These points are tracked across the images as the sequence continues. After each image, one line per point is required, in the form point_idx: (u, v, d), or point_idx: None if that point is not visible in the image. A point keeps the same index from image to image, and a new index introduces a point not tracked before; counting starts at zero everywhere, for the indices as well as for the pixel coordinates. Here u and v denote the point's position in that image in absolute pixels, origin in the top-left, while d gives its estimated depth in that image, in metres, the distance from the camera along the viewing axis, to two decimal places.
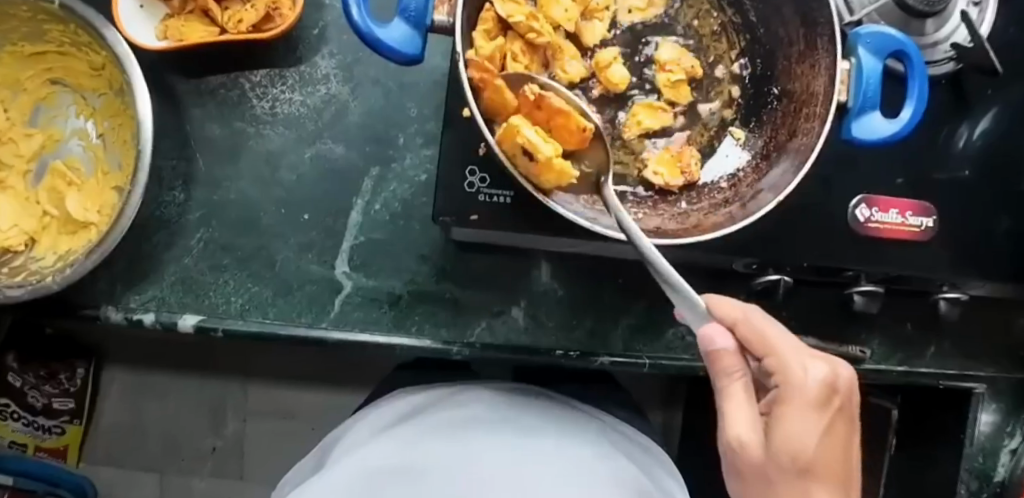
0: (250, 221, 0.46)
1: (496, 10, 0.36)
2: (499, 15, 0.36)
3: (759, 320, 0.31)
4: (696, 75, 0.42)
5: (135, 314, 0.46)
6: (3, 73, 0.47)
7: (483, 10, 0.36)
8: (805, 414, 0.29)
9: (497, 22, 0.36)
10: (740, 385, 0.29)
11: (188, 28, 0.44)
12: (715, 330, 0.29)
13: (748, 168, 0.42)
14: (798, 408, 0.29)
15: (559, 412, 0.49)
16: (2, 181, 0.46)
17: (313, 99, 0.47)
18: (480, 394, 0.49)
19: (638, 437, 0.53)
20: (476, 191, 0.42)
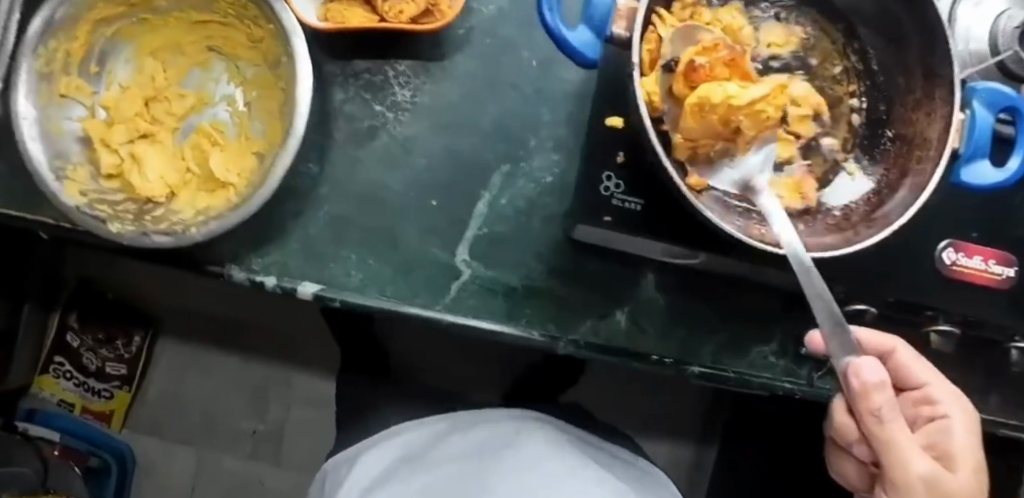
0: (380, 200, 0.49)
1: (660, 32, 0.39)
2: (661, 36, 0.39)
3: (906, 354, 0.44)
4: (822, 112, 0.45)
5: (258, 275, 0.48)
6: (168, 36, 0.50)
7: (648, 29, 0.39)
8: (962, 431, 0.41)
9: (659, 42, 0.40)
10: (899, 426, 0.36)
11: (350, 12, 0.47)
12: (867, 363, 0.35)
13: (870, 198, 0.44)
14: (959, 429, 0.41)
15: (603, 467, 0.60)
16: (152, 134, 0.49)
17: (452, 94, 0.50)
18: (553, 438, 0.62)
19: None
20: (610, 195, 0.45)
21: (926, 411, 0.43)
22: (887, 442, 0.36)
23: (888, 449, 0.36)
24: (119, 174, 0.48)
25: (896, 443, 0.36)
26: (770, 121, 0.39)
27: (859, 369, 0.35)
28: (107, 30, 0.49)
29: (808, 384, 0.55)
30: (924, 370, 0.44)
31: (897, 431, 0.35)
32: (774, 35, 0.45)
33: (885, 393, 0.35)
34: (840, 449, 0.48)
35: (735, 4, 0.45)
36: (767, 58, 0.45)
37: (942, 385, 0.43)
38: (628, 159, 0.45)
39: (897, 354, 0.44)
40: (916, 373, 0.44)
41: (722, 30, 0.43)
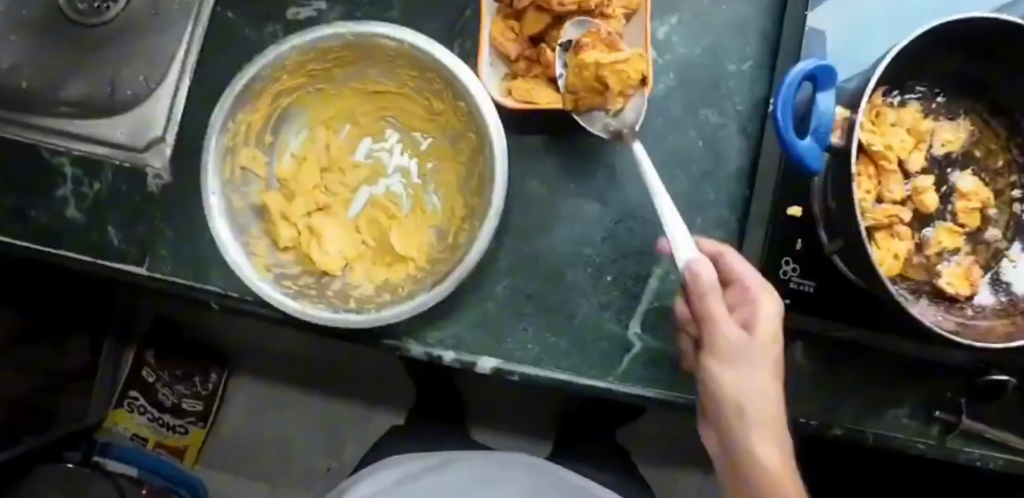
0: (555, 275, 0.50)
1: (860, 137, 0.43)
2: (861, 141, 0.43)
3: (736, 258, 0.42)
4: (989, 205, 0.48)
5: (437, 351, 0.49)
6: (342, 106, 0.50)
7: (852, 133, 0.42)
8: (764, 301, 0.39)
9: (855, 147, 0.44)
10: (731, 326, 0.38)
11: (534, 90, 0.48)
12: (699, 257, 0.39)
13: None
14: (767, 332, 0.38)
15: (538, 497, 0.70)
16: (328, 206, 0.50)
17: (625, 170, 0.50)
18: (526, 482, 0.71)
19: None
20: (788, 279, 0.48)
21: (772, 312, 0.38)
22: (715, 346, 0.38)
23: (713, 346, 0.38)
24: (294, 247, 0.49)
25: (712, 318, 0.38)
26: (634, 80, 0.44)
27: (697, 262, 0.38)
28: (285, 101, 0.49)
29: (938, 444, 0.56)
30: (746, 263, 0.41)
31: (716, 325, 0.38)
32: (948, 132, 0.48)
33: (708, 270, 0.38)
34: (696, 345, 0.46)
35: (913, 104, 0.47)
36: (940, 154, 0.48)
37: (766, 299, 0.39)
38: (806, 246, 0.48)
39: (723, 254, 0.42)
40: (735, 262, 0.41)
41: (907, 131, 0.46)
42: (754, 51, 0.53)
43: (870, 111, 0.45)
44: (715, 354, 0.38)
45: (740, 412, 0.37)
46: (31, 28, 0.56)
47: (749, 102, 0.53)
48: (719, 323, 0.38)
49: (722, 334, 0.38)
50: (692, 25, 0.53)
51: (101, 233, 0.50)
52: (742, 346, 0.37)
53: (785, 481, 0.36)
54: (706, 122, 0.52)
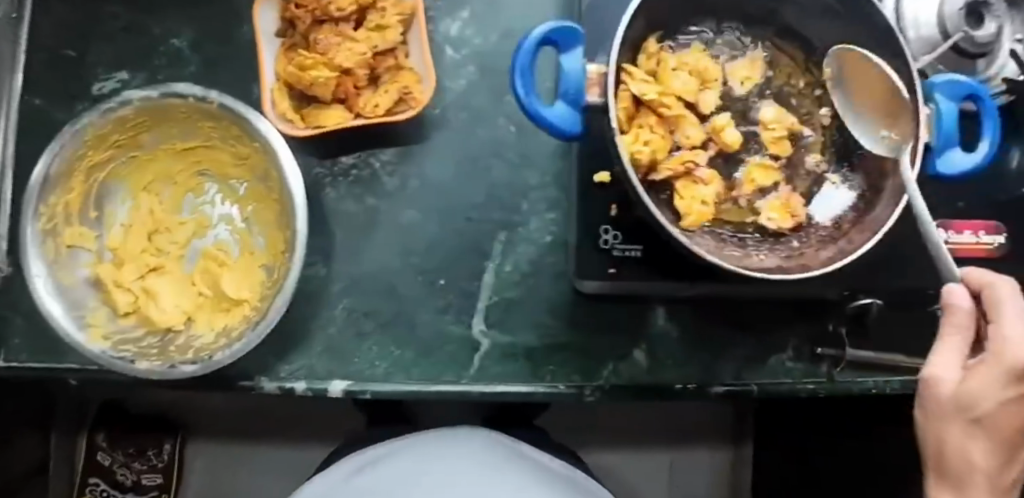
0: (390, 290, 0.51)
1: (632, 89, 0.41)
2: (634, 93, 0.41)
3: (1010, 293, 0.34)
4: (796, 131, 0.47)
5: (287, 383, 0.50)
6: (158, 168, 0.51)
7: (619, 90, 0.41)
8: (986, 368, 0.32)
9: (632, 99, 0.42)
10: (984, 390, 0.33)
11: (325, 114, 0.49)
12: (956, 289, 0.33)
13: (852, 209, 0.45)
14: (994, 377, 0.32)
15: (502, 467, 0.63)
16: (160, 266, 0.50)
17: (438, 173, 0.51)
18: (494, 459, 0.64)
19: None
20: (610, 248, 0.46)
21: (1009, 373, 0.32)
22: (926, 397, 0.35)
23: (936, 396, 0.34)
24: (136, 311, 0.49)
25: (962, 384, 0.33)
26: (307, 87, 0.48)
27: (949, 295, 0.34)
28: (99, 175, 0.49)
29: (829, 381, 0.54)
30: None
31: (933, 391, 0.34)
32: (742, 69, 0.47)
33: (959, 332, 0.33)
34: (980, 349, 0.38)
35: (696, 44, 0.46)
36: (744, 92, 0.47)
37: (1021, 350, 0.31)
38: (622, 210, 0.46)
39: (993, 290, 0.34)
40: (1010, 310, 0.33)
41: (689, 73, 0.44)
42: None
43: (646, 61, 0.43)
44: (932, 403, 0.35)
45: (946, 453, 0.36)
46: None
47: None
48: (943, 397, 0.33)
49: (930, 406, 0.34)
50: (485, 15, 0.53)
51: None
52: (964, 399, 0.33)
53: None
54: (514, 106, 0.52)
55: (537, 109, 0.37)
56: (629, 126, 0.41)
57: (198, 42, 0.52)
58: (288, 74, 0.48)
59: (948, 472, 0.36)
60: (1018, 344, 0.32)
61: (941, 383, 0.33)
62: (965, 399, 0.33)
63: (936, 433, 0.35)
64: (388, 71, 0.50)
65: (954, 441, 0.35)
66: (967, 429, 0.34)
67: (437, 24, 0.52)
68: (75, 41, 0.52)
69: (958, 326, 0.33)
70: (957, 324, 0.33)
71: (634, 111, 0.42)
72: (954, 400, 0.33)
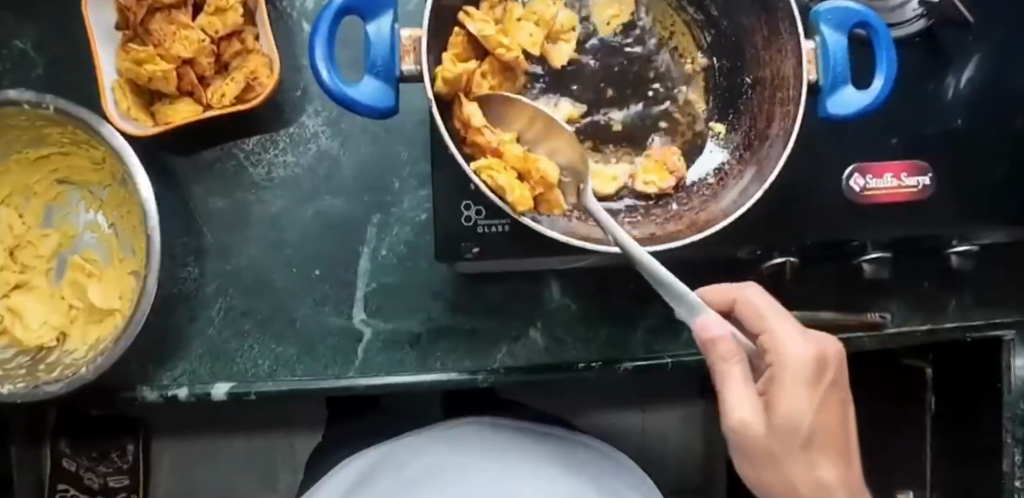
0: (265, 284, 0.48)
1: (468, 29, 0.36)
2: (470, 33, 0.36)
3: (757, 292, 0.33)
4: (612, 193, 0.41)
5: (169, 390, 0.47)
6: (12, 182, 0.49)
7: (454, 32, 0.36)
8: (799, 388, 0.29)
9: (467, 43, 0.37)
10: (785, 413, 0.29)
11: (173, 110, 0.46)
12: (709, 319, 0.27)
13: (725, 165, 0.42)
14: (797, 387, 0.29)
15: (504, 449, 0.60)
16: (26, 281, 0.49)
17: (305, 158, 0.48)
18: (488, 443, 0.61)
19: (616, 455, 0.67)
20: (474, 225, 0.41)
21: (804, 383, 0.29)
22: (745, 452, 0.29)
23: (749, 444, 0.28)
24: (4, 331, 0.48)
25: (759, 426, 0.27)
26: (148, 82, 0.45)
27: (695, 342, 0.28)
28: None
29: None
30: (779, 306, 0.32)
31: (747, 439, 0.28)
32: (608, 8, 0.43)
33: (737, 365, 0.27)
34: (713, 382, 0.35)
35: None
36: (613, 33, 0.43)
37: (795, 348, 0.30)
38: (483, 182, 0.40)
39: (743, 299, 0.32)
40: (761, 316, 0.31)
41: (537, 24, 0.39)
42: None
43: (490, 12, 0.38)
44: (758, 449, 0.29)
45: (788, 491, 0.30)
46: None
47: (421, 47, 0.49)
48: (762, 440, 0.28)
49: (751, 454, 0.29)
50: None
51: None
52: (784, 426, 0.29)
53: None
54: None
55: (342, 91, 0.33)
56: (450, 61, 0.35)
57: (42, 41, 0.49)
58: (125, 71, 0.44)
59: None
60: (791, 343, 0.30)
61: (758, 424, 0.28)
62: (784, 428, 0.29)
63: (777, 477, 0.30)
64: (236, 57, 0.46)
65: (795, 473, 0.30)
66: (802, 453, 0.30)
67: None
68: None
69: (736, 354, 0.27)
70: (729, 354, 0.27)
71: (467, 53, 0.37)
72: (772, 433, 0.28)
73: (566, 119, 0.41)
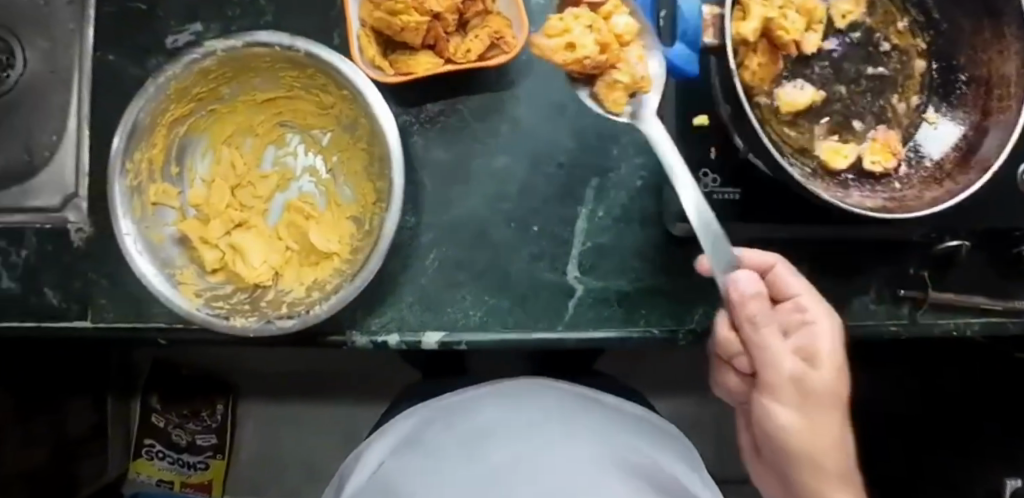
0: (482, 239, 0.50)
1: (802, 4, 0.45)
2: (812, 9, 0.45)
3: (786, 270, 0.41)
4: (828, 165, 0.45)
5: (381, 336, 0.49)
6: (238, 121, 0.51)
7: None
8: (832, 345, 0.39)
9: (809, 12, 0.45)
10: (801, 369, 0.38)
11: (416, 61, 0.47)
12: (745, 275, 0.37)
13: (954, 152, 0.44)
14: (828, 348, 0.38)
15: (557, 406, 0.54)
16: (245, 221, 0.50)
17: (528, 118, 0.50)
18: (538, 398, 0.54)
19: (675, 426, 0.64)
20: (711, 191, 0.47)
21: (808, 351, 0.39)
22: (784, 425, 0.39)
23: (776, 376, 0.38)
24: (223, 267, 0.49)
25: (777, 364, 0.38)
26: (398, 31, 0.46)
27: (740, 286, 0.37)
28: (180, 129, 0.49)
29: (912, 323, 0.56)
30: (797, 281, 0.41)
31: (779, 413, 0.39)
32: (845, 4, 0.46)
33: (763, 331, 0.38)
34: (721, 366, 0.46)
35: None
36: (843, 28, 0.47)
37: (831, 325, 0.39)
38: (721, 153, 0.47)
39: (774, 271, 0.41)
40: (789, 287, 0.41)
41: (798, 12, 0.44)
42: None
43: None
44: (779, 390, 0.39)
45: (806, 435, 0.39)
46: None
47: None
48: (790, 411, 0.39)
49: (788, 418, 0.39)
50: None
51: (38, 297, 0.51)
52: (825, 397, 0.39)
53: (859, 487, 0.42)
54: None
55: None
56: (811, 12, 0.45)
57: None
58: (376, 20, 0.45)
59: (824, 453, 0.40)
60: (830, 320, 0.40)
61: (793, 388, 0.38)
62: (818, 394, 0.38)
63: (798, 419, 0.39)
64: (476, 17, 0.48)
65: (825, 426, 0.39)
66: (823, 411, 0.39)
67: None
68: None
69: (761, 306, 0.37)
70: (754, 310, 0.37)
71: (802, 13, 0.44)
72: (801, 409, 0.39)
73: (809, 102, 0.45)
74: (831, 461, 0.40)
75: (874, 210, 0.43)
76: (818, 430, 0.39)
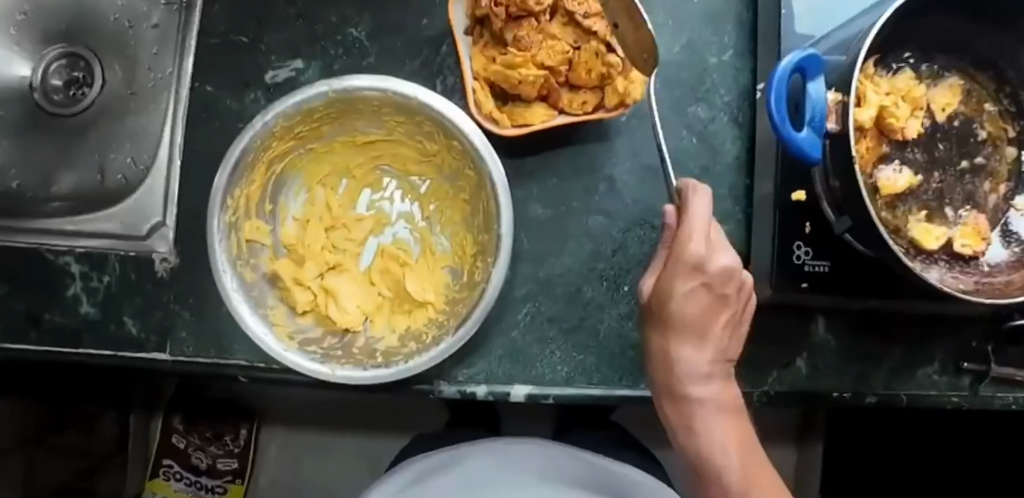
0: (573, 294, 0.50)
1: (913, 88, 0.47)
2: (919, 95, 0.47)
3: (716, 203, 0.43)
4: (923, 244, 0.47)
5: (469, 387, 0.48)
6: (336, 161, 0.51)
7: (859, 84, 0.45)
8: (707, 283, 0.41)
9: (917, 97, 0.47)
10: (661, 308, 0.42)
11: (530, 113, 0.47)
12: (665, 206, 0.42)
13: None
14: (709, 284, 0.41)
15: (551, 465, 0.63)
16: (340, 263, 0.50)
17: (625, 177, 0.51)
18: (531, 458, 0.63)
19: None
20: (802, 263, 0.48)
21: (694, 282, 0.41)
22: (672, 366, 0.43)
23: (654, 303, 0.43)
24: (313, 309, 0.49)
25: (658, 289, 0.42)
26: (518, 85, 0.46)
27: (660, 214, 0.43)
28: (278, 166, 0.49)
29: (972, 394, 0.56)
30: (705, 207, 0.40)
31: (677, 352, 0.43)
32: (942, 96, 0.48)
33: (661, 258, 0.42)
34: None
35: (906, 71, 0.48)
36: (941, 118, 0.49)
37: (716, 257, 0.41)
38: (814, 228, 0.48)
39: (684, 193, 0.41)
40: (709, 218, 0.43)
41: (902, 99, 0.47)
42: (732, 39, 0.54)
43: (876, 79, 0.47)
44: (656, 316, 0.43)
45: (667, 369, 0.43)
46: (16, 130, 0.56)
47: (734, 92, 0.53)
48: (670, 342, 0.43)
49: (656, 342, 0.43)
50: (665, 25, 0.53)
51: (117, 325, 0.50)
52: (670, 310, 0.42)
53: (722, 451, 0.43)
54: (696, 117, 0.53)
55: (810, 59, 0.40)
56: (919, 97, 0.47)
57: (377, 32, 0.51)
58: (493, 73, 0.46)
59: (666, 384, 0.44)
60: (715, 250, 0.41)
61: (669, 310, 0.42)
62: (673, 317, 0.42)
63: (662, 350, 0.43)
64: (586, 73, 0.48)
65: (671, 365, 0.43)
66: (689, 347, 0.43)
67: None
68: (249, 27, 0.51)
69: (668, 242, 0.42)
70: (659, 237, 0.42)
71: (913, 99, 0.47)
72: (676, 341, 0.43)
73: (906, 185, 0.47)
74: (689, 395, 0.43)
75: (970, 289, 0.45)
76: (678, 359, 0.43)
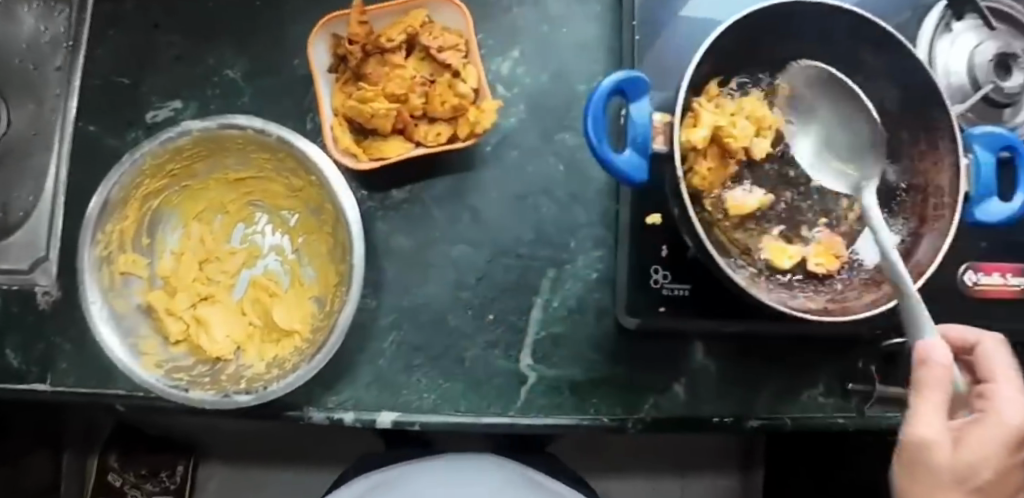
0: (439, 321, 0.51)
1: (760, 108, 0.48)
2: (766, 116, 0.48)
3: (993, 348, 0.38)
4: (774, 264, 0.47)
5: (336, 414, 0.49)
6: (210, 198, 0.53)
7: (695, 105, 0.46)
8: (1003, 437, 0.33)
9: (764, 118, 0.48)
10: (951, 465, 0.31)
11: (386, 145, 0.49)
12: (934, 345, 0.31)
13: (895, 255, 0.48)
14: (996, 439, 0.33)
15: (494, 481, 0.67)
16: (212, 295, 0.52)
17: (489, 206, 0.52)
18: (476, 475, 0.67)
19: None
20: (660, 287, 0.49)
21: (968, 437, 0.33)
22: None
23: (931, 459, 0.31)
24: (186, 339, 0.50)
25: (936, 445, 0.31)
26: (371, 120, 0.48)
27: (929, 357, 0.31)
28: (153, 203, 0.51)
29: (859, 416, 0.57)
30: (1006, 363, 0.37)
31: None
32: (794, 118, 0.49)
33: (929, 407, 0.31)
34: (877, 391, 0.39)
35: (756, 91, 0.48)
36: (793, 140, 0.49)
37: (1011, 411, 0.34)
38: (671, 252, 0.49)
39: (982, 348, 0.39)
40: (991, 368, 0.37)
41: (748, 119, 0.47)
42: (601, 67, 0.55)
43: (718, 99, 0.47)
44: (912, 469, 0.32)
45: None
46: None
47: None
48: None
49: None
50: (535, 55, 0.54)
51: None
52: (935, 473, 0.31)
53: None
54: (564, 144, 0.54)
55: (634, 81, 0.40)
56: (765, 117, 0.48)
57: (252, 73, 0.53)
58: (348, 108, 0.48)
59: None
60: (1009, 405, 0.35)
61: (948, 468, 0.31)
62: (936, 472, 0.31)
63: None
64: None
65: None
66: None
67: (488, 62, 0.54)
68: (131, 70, 0.53)
69: (942, 391, 0.31)
70: (933, 386, 0.31)
71: (759, 119, 0.48)
72: None
73: (756, 205, 0.48)
74: None
75: (819, 308, 0.45)
76: None
